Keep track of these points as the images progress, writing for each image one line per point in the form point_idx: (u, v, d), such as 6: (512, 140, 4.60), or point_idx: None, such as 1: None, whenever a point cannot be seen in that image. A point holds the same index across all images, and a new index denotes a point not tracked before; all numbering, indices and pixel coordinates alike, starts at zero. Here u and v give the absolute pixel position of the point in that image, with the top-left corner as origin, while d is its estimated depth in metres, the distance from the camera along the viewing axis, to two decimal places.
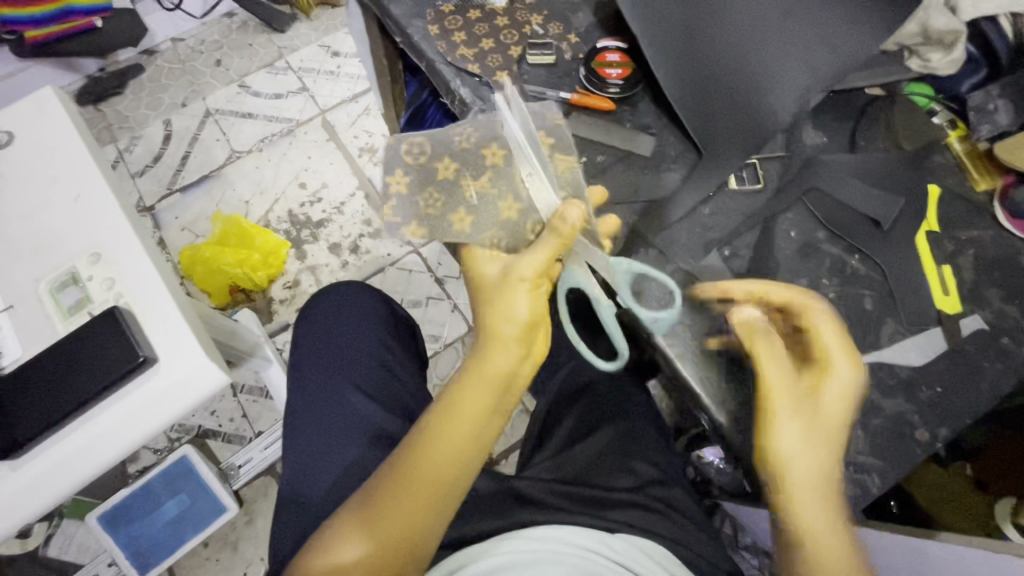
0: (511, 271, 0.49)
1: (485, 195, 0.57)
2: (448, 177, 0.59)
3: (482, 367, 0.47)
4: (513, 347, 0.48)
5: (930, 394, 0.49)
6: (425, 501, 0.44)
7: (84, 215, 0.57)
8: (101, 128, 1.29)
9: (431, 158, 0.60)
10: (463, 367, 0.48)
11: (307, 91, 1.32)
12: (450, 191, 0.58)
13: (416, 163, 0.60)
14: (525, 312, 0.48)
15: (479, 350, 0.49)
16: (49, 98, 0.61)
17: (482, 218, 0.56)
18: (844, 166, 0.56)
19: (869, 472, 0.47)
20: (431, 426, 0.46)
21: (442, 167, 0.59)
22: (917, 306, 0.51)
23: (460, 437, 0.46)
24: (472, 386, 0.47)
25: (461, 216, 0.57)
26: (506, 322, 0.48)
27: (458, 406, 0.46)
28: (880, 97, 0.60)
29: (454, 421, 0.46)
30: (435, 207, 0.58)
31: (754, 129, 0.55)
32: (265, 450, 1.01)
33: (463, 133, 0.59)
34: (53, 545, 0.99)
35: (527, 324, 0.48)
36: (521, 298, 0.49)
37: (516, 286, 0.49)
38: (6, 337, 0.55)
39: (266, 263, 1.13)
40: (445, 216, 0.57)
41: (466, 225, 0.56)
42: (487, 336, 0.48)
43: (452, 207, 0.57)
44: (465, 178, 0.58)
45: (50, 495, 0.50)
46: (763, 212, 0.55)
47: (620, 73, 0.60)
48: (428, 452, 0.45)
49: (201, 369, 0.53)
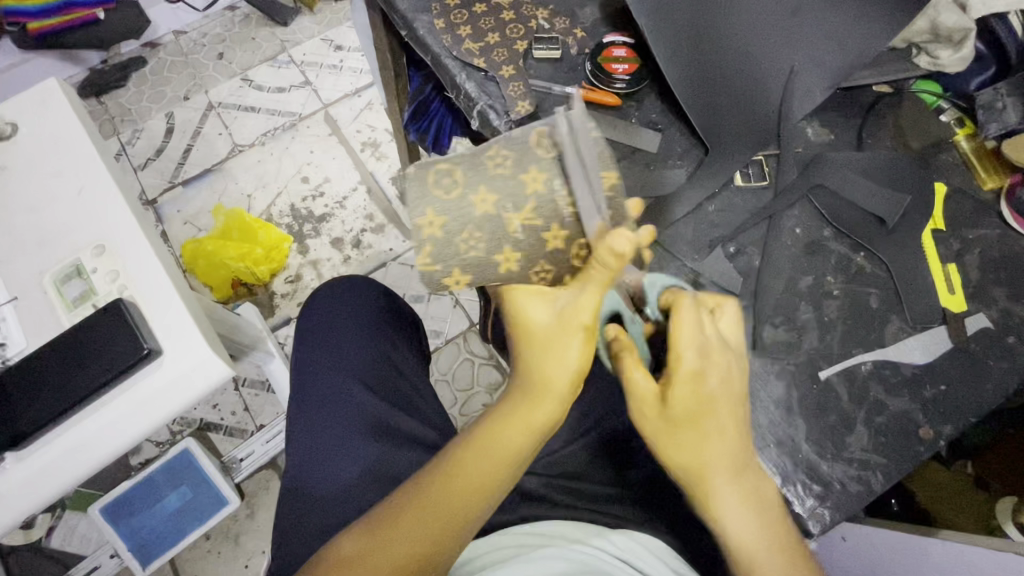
0: (567, 314, 0.43)
1: (532, 227, 0.47)
2: (486, 210, 0.47)
3: (525, 406, 0.44)
4: (560, 393, 0.44)
5: (934, 392, 0.49)
6: (450, 522, 0.42)
7: (88, 207, 0.57)
8: (104, 121, 1.28)
9: (458, 187, 0.48)
10: (504, 406, 0.45)
11: (310, 85, 1.32)
12: (489, 225, 0.47)
13: (445, 198, 0.48)
14: (577, 358, 0.44)
15: (524, 391, 0.45)
16: (53, 89, 0.61)
17: (532, 255, 0.48)
18: (851, 164, 0.56)
19: (873, 469, 0.47)
20: (466, 451, 0.44)
21: (476, 199, 0.47)
22: (923, 304, 0.51)
23: (494, 471, 0.44)
24: (510, 421, 0.44)
25: (508, 256, 0.48)
26: (558, 370, 0.43)
27: (494, 439, 0.44)
28: (887, 94, 0.59)
29: (489, 454, 0.44)
30: (473, 246, 0.47)
31: (759, 128, 0.56)
32: (267, 444, 1.01)
33: (496, 157, 0.49)
34: (56, 536, 0.99)
35: (579, 371, 0.44)
36: (576, 343, 0.43)
37: (574, 332, 0.43)
38: (12, 329, 0.55)
39: (269, 258, 1.13)
40: (489, 259, 0.48)
41: (514, 268, 0.48)
42: (533, 378, 0.44)
43: (495, 246, 0.47)
44: (507, 209, 0.47)
45: (55, 488, 0.51)
46: (769, 209, 0.55)
47: (627, 68, 0.59)
48: (458, 476, 0.43)
49: (205, 363, 0.53)
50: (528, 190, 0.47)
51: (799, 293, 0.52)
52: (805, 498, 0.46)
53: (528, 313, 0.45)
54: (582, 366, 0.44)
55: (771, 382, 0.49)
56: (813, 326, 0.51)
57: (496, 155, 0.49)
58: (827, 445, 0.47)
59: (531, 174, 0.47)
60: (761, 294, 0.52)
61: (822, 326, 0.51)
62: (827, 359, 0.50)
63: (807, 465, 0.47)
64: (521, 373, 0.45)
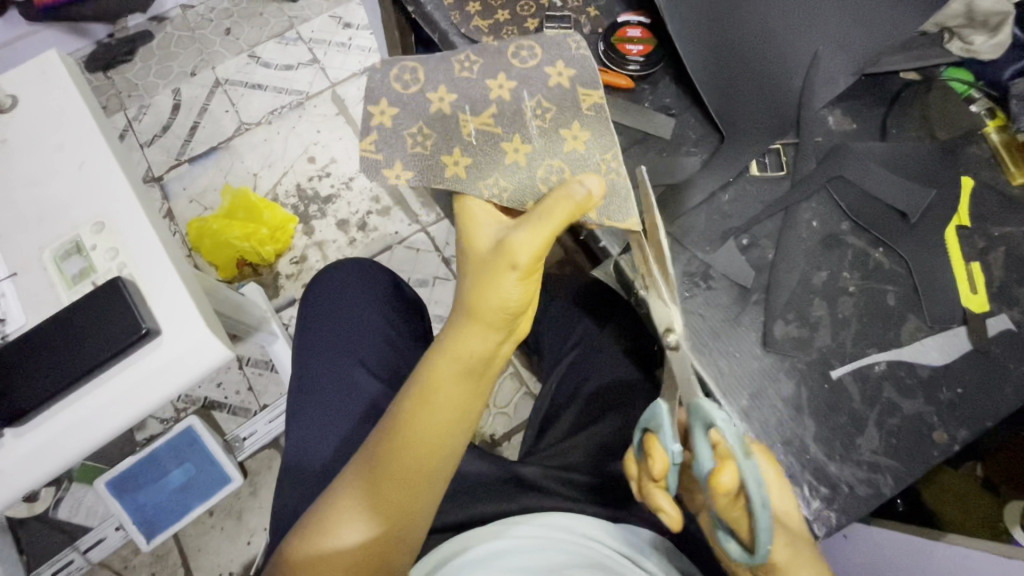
0: (505, 249, 0.44)
1: (487, 133, 0.50)
2: (443, 112, 0.50)
3: (459, 342, 0.47)
4: (491, 330, 0.47)
5: (950, 395, 0.47)
6: (409, 500, 0.45)
7: (88, 184, 0.56)
8: (110, 96, 1.27)
9: (422, 87, 0.50)
10: (445, 341, 0.47)
11: (318, 63, 1.29)
12: (444, 127, 0.50)
13: (405, 95, 0.50)
14: (505, 296, 0.45)
15: (462, 323, 0.47)
16: (53, 61, 0.60)
17: (483, 163, 0.50)
18: (873, 155, 0.53)
19: (883, 472, 0.46)
20: (412, 402, 0.46)
21: (437, 100, 0.50)
22: (943, 304, 0.49)
23: (439, 426, 0.46)
24: (447, 360, 0.47)
25: (457, 159, 0.50)
26: (490, 306, 0.45)
27: (436, 389, 0.46)
28: (915, 82, 0.57)
29: (434, 405, 0.46)
30: (426, 146, 0.50)
31: (778, 114, 0.53)
32: (270, 424, 1.03)
33: (467, 60, 0.51)
34: (62, 508, 1.00)
35: (507, 308, 0.46)
36: (507, 279, 0.45)
37: (505, 268, 0.44)
38: (12, 305, 0.54)
39: (274, 238, 1.12)
40: (436, 157, 0.50)
41: (462, 170, 0.50)
42: (477, 309, 0.46)
43: (446, 148, 0.50)
44: (463, 113, 0.50)
45: (53, 464, 0.51)
46: (785, 200, 0.52)
47: (641, 49, 0.57)
48: (407, 441, 0.45)
49: (204, 344, 0.52)
50: (491, 100, 0.50)
51: (813, 288, 0.50)
52: (811, 500, 0.45)
53: (474, 233, 0.48)
54: (511, 302, 0.45)
55: (780, 381, 0.47)
56: (827, 324, 0.49)
57: (471, 60, 0.51)
58: (836, 446, 0.46)
59: (498, 84, 0.50)
60: (775, 290, 0.50)
61: (836, 324, 0.49)
62: (839, 358, 0.48)
63: (815, 466, 0.45)
64: (457, 310, 0.47)
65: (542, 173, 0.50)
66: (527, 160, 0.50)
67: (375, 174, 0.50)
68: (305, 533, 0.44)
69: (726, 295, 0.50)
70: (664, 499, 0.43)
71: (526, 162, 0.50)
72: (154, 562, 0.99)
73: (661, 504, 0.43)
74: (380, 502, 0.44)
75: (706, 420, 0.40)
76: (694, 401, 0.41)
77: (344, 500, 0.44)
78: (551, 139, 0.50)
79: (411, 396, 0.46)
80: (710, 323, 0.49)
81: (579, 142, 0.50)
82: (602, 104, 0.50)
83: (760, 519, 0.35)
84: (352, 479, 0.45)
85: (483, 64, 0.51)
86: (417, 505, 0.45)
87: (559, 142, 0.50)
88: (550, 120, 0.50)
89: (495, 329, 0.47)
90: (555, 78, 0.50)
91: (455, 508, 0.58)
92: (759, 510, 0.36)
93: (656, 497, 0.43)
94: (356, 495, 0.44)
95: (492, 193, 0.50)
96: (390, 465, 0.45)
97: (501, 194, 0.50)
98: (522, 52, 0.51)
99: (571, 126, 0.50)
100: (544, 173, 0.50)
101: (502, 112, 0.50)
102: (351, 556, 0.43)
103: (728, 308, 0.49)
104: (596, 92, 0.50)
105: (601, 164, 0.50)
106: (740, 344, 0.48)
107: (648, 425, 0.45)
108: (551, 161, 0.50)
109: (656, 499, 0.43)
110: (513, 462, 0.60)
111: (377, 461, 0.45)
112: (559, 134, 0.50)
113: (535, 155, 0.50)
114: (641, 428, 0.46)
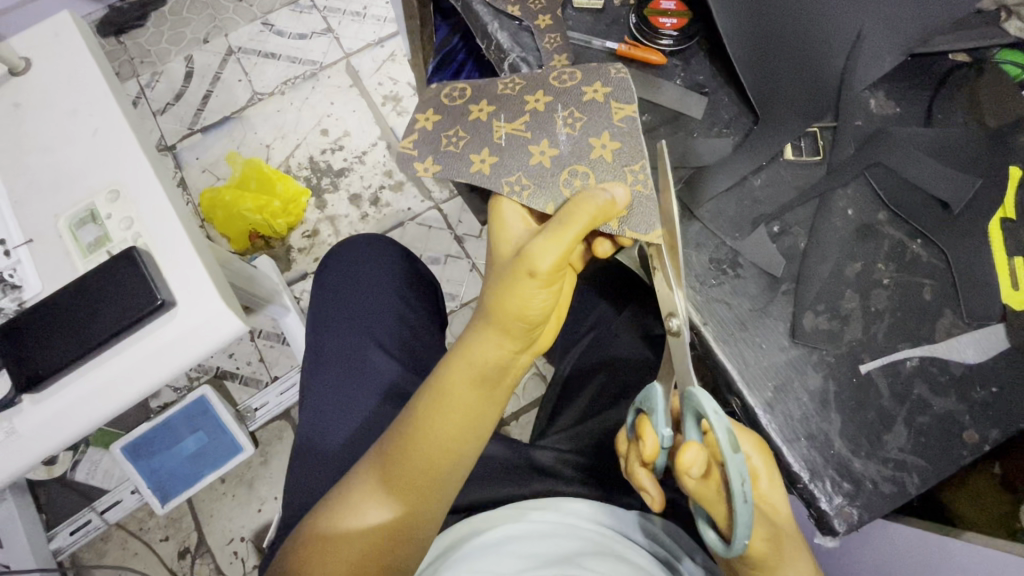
0: (524, 254, 0.42)
1: (516, 138, 0.49)
2: (479, 118, 0.50)
3: (481, 350, 0.45)
4: (507, 340, 0.45)
5: (984, 394, 0.46)
6: (418, 499, 0.44)
7: (103, 150, 0.55)
8: (122, 62, 1.25)
9: (467, 99, 0.51)
10: (460, 348, 0.46)
11: (332, 32, 1.26)
12: (477, 130, 0.50)
13: (449, 105, 0.52)
14: (523, 304, 0.43)
15: (479, 331, 0.46)
16: (65, 23, 0.58)
17: (508, 163, 0.49)
18: (917, 141, 0.51)
19: (909, 471, 0.44)
20: (424, 404, 0.45)
21: (475, 110, 0.51)
22: (982, 299, 0.47)
23: (445, 431, 0.45)
24: (469, 369, 0.45)
25: (483, 158, 0.49)
26: (507, 313, 0.44)
27: (454, 395, 0.45)
28: (965, 65, 0.54)
29: (448, 409, 0.45)
30: (457, 146, 0.50)
31: (816, 96, 0.51)
32: (282, 394, 1.04)
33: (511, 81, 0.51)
34: (79, 471, 1.03)
35: (525, 316, 0.44)
36: (528, 286, 0.43)
37: (524, 273, 0.43)
38: (28, 271, 0.54)
39: (286, 211, 1.11)
40: (464, 155, 0.49)
41: (487, 168, 0.49)
42: (495, 316, 0.44)
43: (475, 147, 0.49)
44: (497, 119, 0.50)
45: (71, 431, 0.51)
46: (820, 185, 0.50)
47: (675, 23, 0.55)
48: (420, 444, 0.44)
49: (219, 317, 0.52)
50: (526, 110, 0.50)
51: (846, 280, 0.48)
52: (833, 496, 0.44)
53: (504, 235, 0.49)
54: (528, 310, 0.44)
55: (807, 374, 0.46)
56: (858, 316, 0.47)
57: (515, 81, 0.51)
58: (861, 443, 0.45)
59: (534, 99, 0.50)
60: (806, 281, 0.48)
61: (867, 317, 0.47)
62: (869, 353, 0.47)
63: (838, 462, 0.44)
64: (479, 315, 0.46)
65: (564, 177, 0.48)
66: (552, 163, 0.48)
67: (406, 168, 0.51)
68: (324, 514, 0.44)
69: (754, 284, 0.48)
70: (648, 479, 0.44)
71: (550, 165, 0.48)
72: (168, 525, 1.01)
73: (644, 483, 0.44)
74: (391, 488, 0.44)
75: (698, 410, 0.39)
76: (687, 390, 0.41)
77: (356, 487, 0.45)
78: (579, 147, 0.48)
79: (421, 400, 0.46)
80: (736, 312, 0.47)
81: (608, 151, 0.48)
82: (635, 117, 0.48)
83: (741, 514, 0.36)
84: (366, 473, 0.45)
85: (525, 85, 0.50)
86: (426, 504, 0.45)
87: (586, 151, 0.48)
88: (580, 129, 0.49)
89: (514, 339, 0.45)
90: (592, 94, 0.49)
91: (468, 491, 0.57)
92: (740, 505, 0.36)
93: (639, 476, 0.45)
94: (371, 487, 0.44)
95: (513, 190, 0.48)
96: (403, 461, 0.44)
97: (522, 191, 0.48)
98: (563, 75, 0.50)
99: (600, 137, 0.48)
100: (567, 178, 0.48)
101: (534, 119, 0.49)
102: (363, 541, 0.43)
103: (757, 298, 0.48)
104: (630, 106, 0.49)
105: (627, 174, 0.47)
106: (767, 336, 0.47)
107: (641, 407, 0.45)
108: (576, 166, 0.48)
109: (639, 479, 0.44)
110: (525, 445, 0.60)
111: (388, 453, 0.45)
112: (589, 142, 0.48)
113: (563, 159, 0.48)
114: (633, 408, 0.47)
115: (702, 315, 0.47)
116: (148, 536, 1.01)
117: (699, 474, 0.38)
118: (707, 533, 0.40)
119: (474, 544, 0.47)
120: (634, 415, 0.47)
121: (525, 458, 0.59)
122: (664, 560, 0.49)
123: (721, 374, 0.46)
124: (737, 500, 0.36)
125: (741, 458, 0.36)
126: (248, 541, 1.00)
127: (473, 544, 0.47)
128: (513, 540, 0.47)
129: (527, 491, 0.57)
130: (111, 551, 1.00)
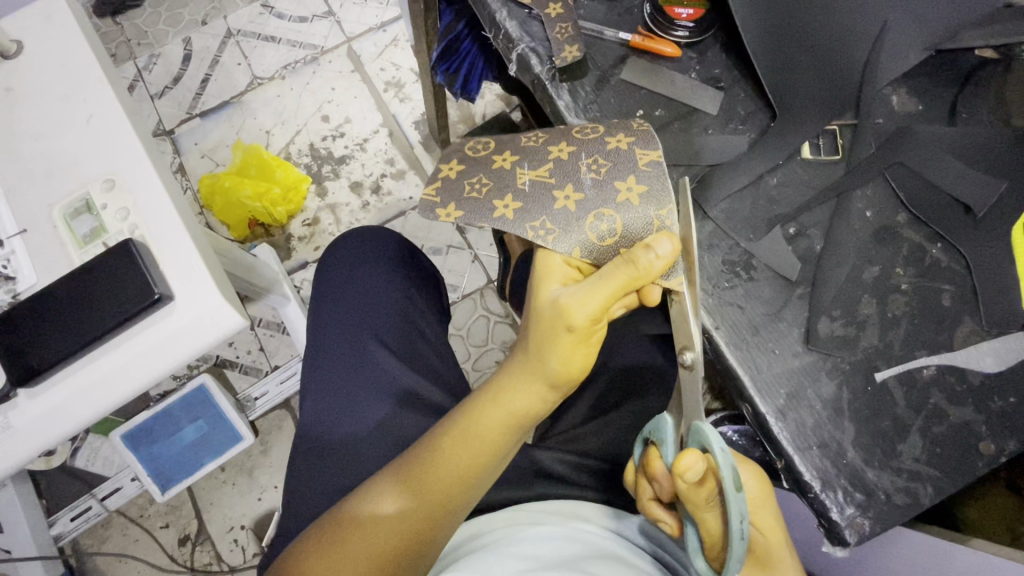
0: (562, 311, 0.41)
1: (540, 184, 0.47)
2: (501, 166, 0.48)
3: (510, 397, 0.44)
4: (543, 389, 0.44)
5: (1002, 404, 0.45)
6: (430, 522, 0.42)
7: (98, 139, 0.53)
8: (119, 44, 1.22)
9: (491, 151, 0.50)
10: (493, 391, 0.44)
11: (333, 15, 1.23)
12: (499, 176, 0.48)
13: (474, 156, 0.50)
14: (565, 363, 0.42)
15: (515, 378, 0.44)
16: (58, 5, 0.56)
17: (532, 208, 0.46)
18: (941, 141, 0.49)
19: (923, 481, 0.43)
20: (452, 433, 0.43)
21: (498, 159, 0.49)
22: (1005, 307, 0.46)
23: (467, 465, 0.43)
24: (493, 411, 0.43)
25: (507, 204, 0.46)
26: (548, 367, 0.42)
27: (474, 430, 0.43)
28: (992, 61, 0.52)
29: (471, 440, 0.43)
30: (479, 192, 0.47)
31: (837, 92, 0.49)
32: (281, 384, 1.03)
33: (533, 134, 0.49)
34: (78, 459, 1.02)
35: (570, 373, 0.43)
36: (568, 346, 0.41)
37: (562, 332, 0.41)
38: (21, 262, 0.52)
39: (286, 199, 1.09)
40: (487, 201, 0.47)
41: (509, 213, 0.46)
42: (539, 367, 0.43)
43: (498, 192, 0.47)
44: (521, 167, 0.48)
45: (67, 427, 0.49)
46: (838, 186, 0.49)
47: (691, 14, 0.53)
48: (439, 463, 0.43)
49: (217, 315, 0.50)
50: (549, 158, 0.47)
51: (863, 285, 0.47)
52: (845, 506, 0.43)
53: (545, 285, 0.44)
54: (571, 367, 0.42)
55: (821, 381, 0.45)
56: (875, 322, 0.46)
57: (538, 135, 0.49)
58: (875, 452, 0.44)
59: (558, 148, 0.48)
60: (822, 287, 0.47)
61: (884, 323, 0.46)
62: (885, 360, 0.45)
63: (851, 471, 0.43)
64: (514, 363, 0.45)
65: (591, 223, 0.45)
66: (577, 207, 0.46)
67: (427, 216, 0.48)
68: (345, 514, 0.43)
69: (768, 286, 0.47)
70: (660, 510, 0.44)
71: (575, 209, 0.46)
72: (169, 512, 1.01)
73: (658, 514, 0.44)
74: (409, 501, 0.42)
75: (703, 443, 0.38)
76: (695, 424, 0.40)
77: (365, 490, 0.44)
78: (605, 191, 0.46)
79: (449, 430, 0.44)
80: (749, 317, 0.46)
81: (634, 195, 0.45)
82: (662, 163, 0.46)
83: (734, 550, 0.35)
84: (379, 476, 0.44)
85: (547, 138, 0.49)
86: (438, 529, 0.43)
87: (613, 195, 0.46)
88: (606, 172, 0.46)
89: (555, 392, 0.44)
90: (615, 143, 0.47)
91: None
92: (736, 543, 0.35)
93: (651, 506, 0.45)
94: (380, 491, 0.43)
95: (538, 237, 0.45)
96: (420, 475, 0.43)
97: (545, 235, 0.45)
98: (585, 127, 0.48)
99: (627, 180, 0.46)
100: (592, 223, 0.45)
101: (558, 166, 0.47)
102: (376, 552, 0.41)
103: (770, 302, 0.47)
104: (656, 151, 0.46)
105: (654, 220, 0.45)
106: (779, 342, 0.46)
107: (651, 435, 0.45)
108: (602, 210, 0.46)
109: (650, 509, 0.45)
110: (529, 447, 0.59)
111: (413, 470, 0.43)
112: (614, 187, 0.46)
113: (587, 203, 0.46)
114: (642, 438, 0.47)
115: (713, 319, 0.46)
116: (148, 522, 1.01)
117: (693, 480, 0.36)
118: (697, 561, 0.40)
119: (474, 548, 0.47)
120: (643, 444, 0.47)
121: (529, 460, 0.58)
122: (668, 565, 0.48)
123: (731, 380, 0.45)
124: (733, 536, 0.35)
125: (741, 497, 0.35)
126: (248, 530, 1.01)
127: (473, 548, 0.47)
128: (518, 541, 0.46)
129: (531, 492, 0.56)
130: (112, 537, 1.01)
